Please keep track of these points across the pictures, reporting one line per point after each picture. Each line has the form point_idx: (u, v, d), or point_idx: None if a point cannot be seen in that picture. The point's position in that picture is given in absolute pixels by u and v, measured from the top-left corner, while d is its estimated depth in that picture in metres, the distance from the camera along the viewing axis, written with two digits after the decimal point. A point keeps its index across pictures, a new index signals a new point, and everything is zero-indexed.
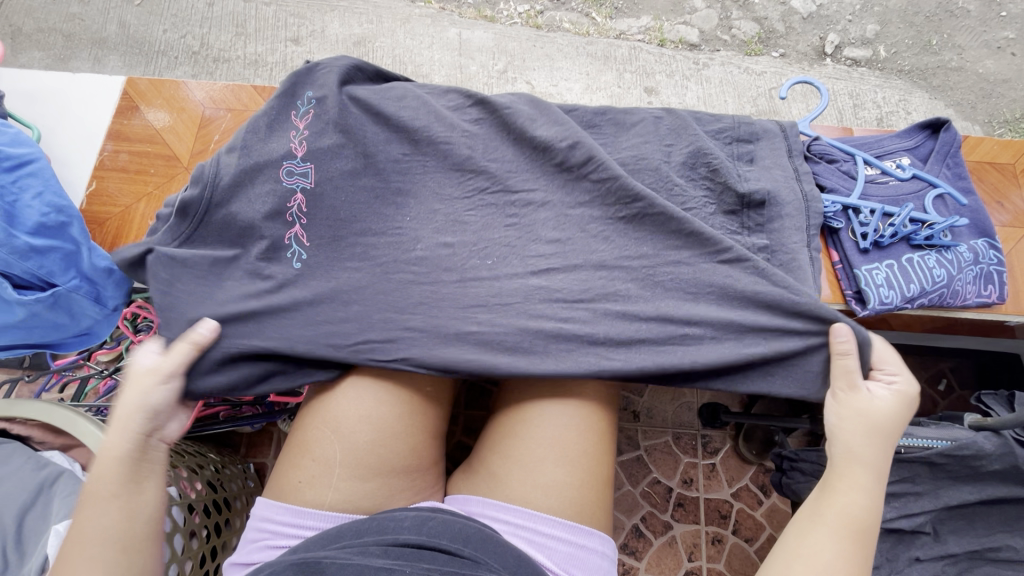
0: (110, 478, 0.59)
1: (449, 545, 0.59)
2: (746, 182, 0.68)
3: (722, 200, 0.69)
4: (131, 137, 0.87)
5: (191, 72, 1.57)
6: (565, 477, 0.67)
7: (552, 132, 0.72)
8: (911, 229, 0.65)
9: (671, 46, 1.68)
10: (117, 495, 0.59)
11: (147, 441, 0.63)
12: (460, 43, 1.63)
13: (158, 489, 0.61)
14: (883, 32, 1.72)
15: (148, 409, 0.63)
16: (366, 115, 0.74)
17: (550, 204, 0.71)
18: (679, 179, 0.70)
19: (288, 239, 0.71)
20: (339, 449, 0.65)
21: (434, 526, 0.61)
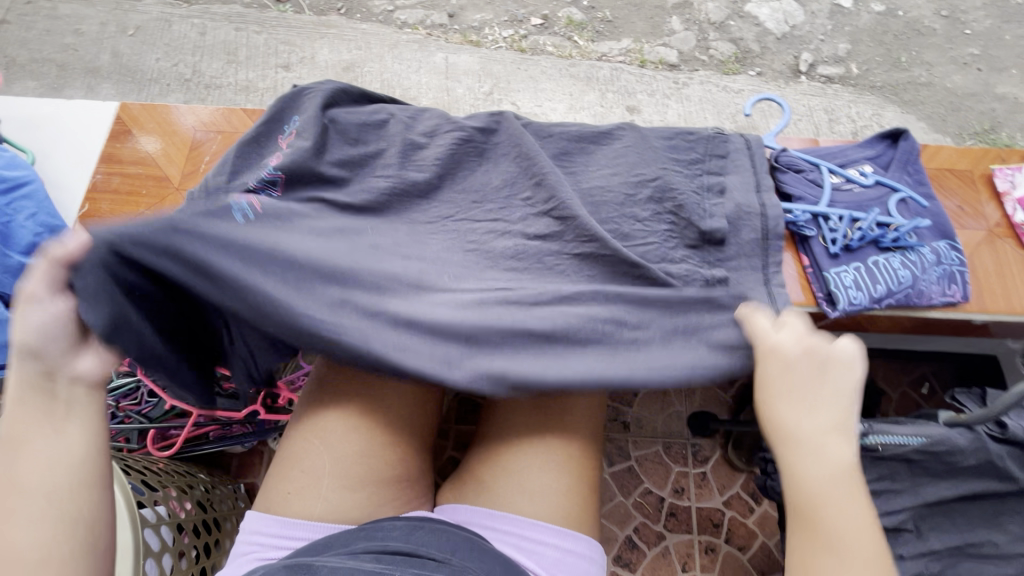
0: (25, 426, 0.52)
1: (437, 554, 0.59)
2: (709, 218, 0.71)
3: (685, 234, 0.71)
4: (124, 159, 0.89)
5: (184, 98, 1.60)
6: (553, 485, 0.69)
7: (517, 166, 0.75)
8: (878, 232, 0.67)
9: (651, 66, 1.74)
10: (30, 437, 0.52)
11: (48, 379, 0.53)
12: (447, 66, 1.68)
13: (84, 429, 0.54)
14: (854, 50, 1.80)
15: (24, 345, 0.53)
16: (349, 134, 0.76)
17: (511, 233, 0.73)
18: (642, 212, 0.72)
19: (239, 200, 0.63)
20: (326, 459, 0.66)
21: (422, 535, 0.62)
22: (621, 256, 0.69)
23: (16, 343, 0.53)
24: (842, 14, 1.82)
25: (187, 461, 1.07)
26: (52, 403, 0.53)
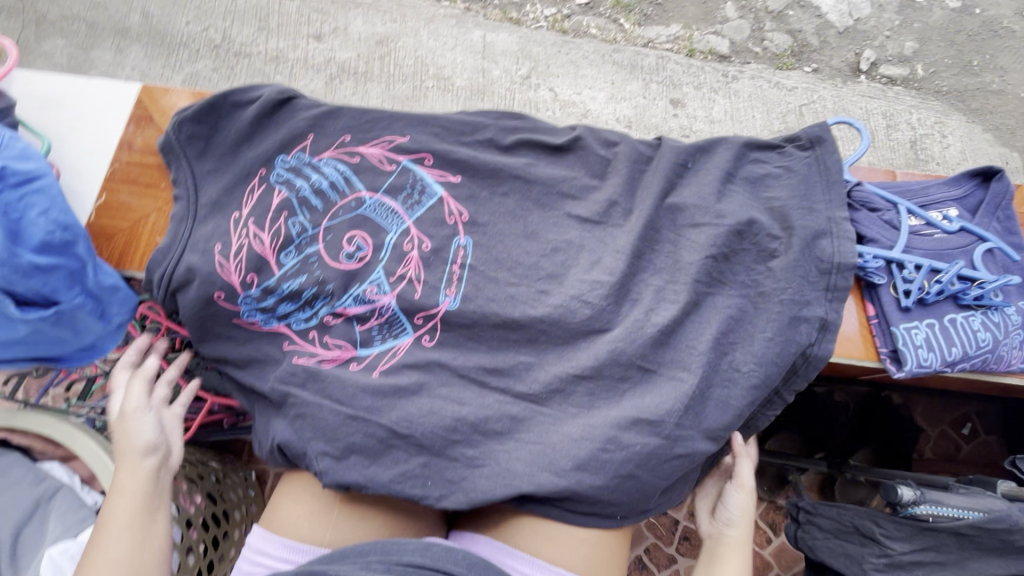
0: (119, 508, 0.60)
1: (450, 568, 0.56)
2: (762, 252, 0.63)
3: (733, 265, 0.64)
4: (145, 148, 0.69)
5: (213, 66, 1.54)
6: (585, 536, 0.62)
7: (555, 174, 0.68)
8: (958, 288, 0.60)
9: (700, 56, 1.63)
10: (130, 523, 0.59)
11: (157, 474, 0.63)
12: (484, 46, 1.60)
13: (164, 523, 0.62)
14: (922, 50, 1.66)
15: (141, 445, 0.62)
16: (367, 132, 0.69)
17: (539, 189, 0.67)
18: (685, 237, 0.65)
19: (377, 157, 0.68)
20: (328, 529, 0.62)
21: (438, 550, 0.58)
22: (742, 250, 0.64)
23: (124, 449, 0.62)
24: (912, 8, 1.67)
25: (200, 446, 1.07)
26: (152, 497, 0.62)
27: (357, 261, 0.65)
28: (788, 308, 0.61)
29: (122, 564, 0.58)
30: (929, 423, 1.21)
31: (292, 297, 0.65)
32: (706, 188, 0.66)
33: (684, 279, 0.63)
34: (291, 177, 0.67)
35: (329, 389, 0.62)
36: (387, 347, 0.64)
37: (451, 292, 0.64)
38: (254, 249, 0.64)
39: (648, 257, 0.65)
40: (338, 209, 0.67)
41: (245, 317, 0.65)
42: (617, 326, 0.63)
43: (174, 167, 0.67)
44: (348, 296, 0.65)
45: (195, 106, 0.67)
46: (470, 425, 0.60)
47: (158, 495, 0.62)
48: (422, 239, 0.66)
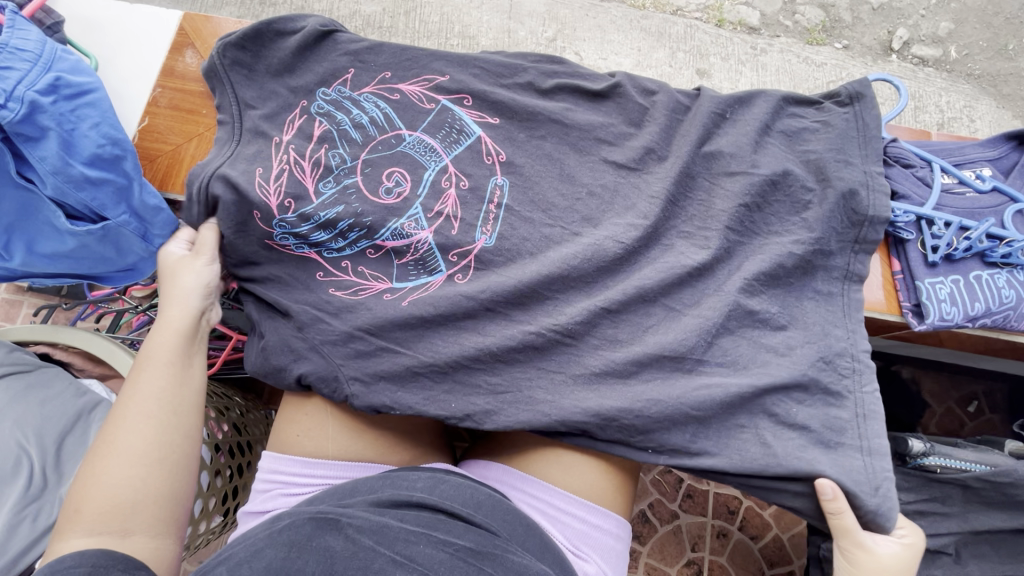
0: (161, 346, 0.60)
1: (461, 509, 0.57)
2: (791, 203, 0.64)
3: (762, 215, 0.65)
4: (186, 74, 0.71)
5: (237, 13, 1.52)
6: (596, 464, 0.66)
7: (590, 120, 0.69)
8: (986, 246, 0.61)
9: (729, 27, 1.60)
10: (170, 362, 0.59)
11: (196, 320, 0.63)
12: (511, 6, 1.57)
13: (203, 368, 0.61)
14: (957, 31, 1.62)
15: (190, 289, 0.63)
16: (407, 69, 0.70)
17: (574, 133, 0.68)
18: (715, 186, 0.66)
19: (416, 95, 0.69)
20: (330, 445, 0.65)
21: (446, 489, 0.60)
22: (772, 201, 0.65)
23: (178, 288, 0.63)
24: None
25: (223, 383, 1.10)
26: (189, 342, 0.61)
27: (396, 197, 0.67)
28: (814, 257, 0.62)
29: (159, 393, 0.57)
30: (936, 399, 1.22)
31: (328, 226, 0.65)
32: (741, 138, 0.66)
33: (714, 225, 0.64)
34: (331, 109, 0.68)
35: (363, 319, 0.64)
36: (420, 282, 0.65)
37: (487, 230, 0.66)
38: (295, 176, 0.66)
39: (679, 202, 0.66)
40: (377, 143, 0.68)
41: (278, 241, 0.66)
42: (643, 269, 0.65)
43: (219, 91, 0.68)
44: (386, 229, 0.66)
45: (240, 32, 0.68)
46: (498, 355, 0.62)
47: (199, 339, 0.63)
48: (460, 177, 0.67)
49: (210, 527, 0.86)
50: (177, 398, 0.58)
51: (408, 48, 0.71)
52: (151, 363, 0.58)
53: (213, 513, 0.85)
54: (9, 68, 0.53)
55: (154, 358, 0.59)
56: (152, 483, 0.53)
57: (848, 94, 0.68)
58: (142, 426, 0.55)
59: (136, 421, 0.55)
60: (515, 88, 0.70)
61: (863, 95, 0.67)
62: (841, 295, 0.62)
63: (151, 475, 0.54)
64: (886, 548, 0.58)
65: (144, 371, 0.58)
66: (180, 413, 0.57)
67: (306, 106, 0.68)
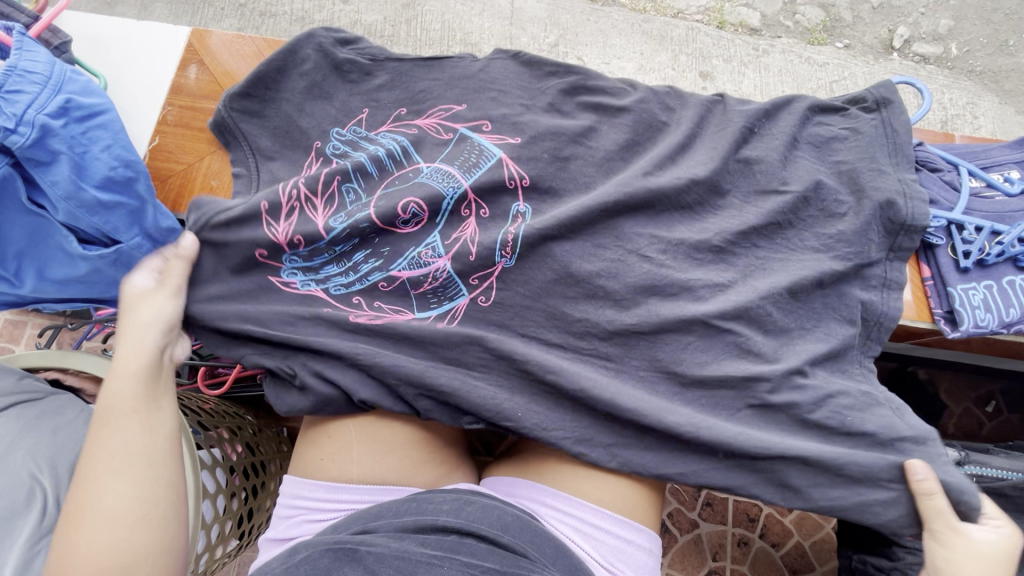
0: (121, 394, 0.53)
1: (488, 531, 0.55)
2: (818, 211, 0.63)
3: (789, 224, 0.63)
4: (198, 93, 0.69)
5: (237, 25, 1.51)
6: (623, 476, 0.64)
7: (611, 131, 0.68)
8: (1019, 250, 0.60)
9: (731, 29, 1.59)
10: (135, 408, 0.53)
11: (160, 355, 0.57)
12: (511, 12, 1.56)
13: (173, 407, 0.56)
14: (958, 28, 1.61)
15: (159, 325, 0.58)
16: (425, 85, 0.69)
17: (594, 145, 0.67)
18: (740, 196, 0.65)
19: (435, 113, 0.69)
20: (354, 469, 0.63)
21: (473, 511, 0.58)
22: (799, 209, 0.63)
23: (145, 325, 0.57)
24: None
25: (235, 401, 1.08)
26: (154, 383, 0.56)
27: (414, 225, 0.65)
28: (844, 266, 0.61)
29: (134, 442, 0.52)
30: (953, 400, 1.21)
31: (336, 261, 0.65)
32: (769, 149, 0.65)
33: (741, 235, 0.63)
34: (347, 150, 0.67)
35: (383, 343, 0.62)
36: (444, 309, 0.64)
37: (509, 252, 0.63)
38: (307, 214, 0.65)
39: (706, 213, 0.64)
40: (395, 179, 0.66)
41: (285, 277, 0.65)
42: (677, 279, 0.62)
43: (233, 124, 0.66)
44: (402, 259, 0.65)
45: (259, 68, 0.68)
46: (525, 374, 0.61)
47: (166, 375, 0.57)
48: (481, 205, 0.65)
49: (226, 552, 0.84)
50: (150, 445, 0.52)
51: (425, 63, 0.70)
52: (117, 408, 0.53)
53: (230, 537, 0.83)
54: (19, 90, 0.52)
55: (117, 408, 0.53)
56: (139, 540, 0.49)
57: (873, 101, 0.67)
58: (114, 486, 0.50)
59: (109, 479, 0.50)
60: (532, 100, 0.69)
61: (894, 104, 0.66)
62: (873, 304, 0.61)
63: (136, 534, 0.49)
64: (984, 536, 0.53)
65: (106, 425, 0.52)
66: (157, 464, 0.52)
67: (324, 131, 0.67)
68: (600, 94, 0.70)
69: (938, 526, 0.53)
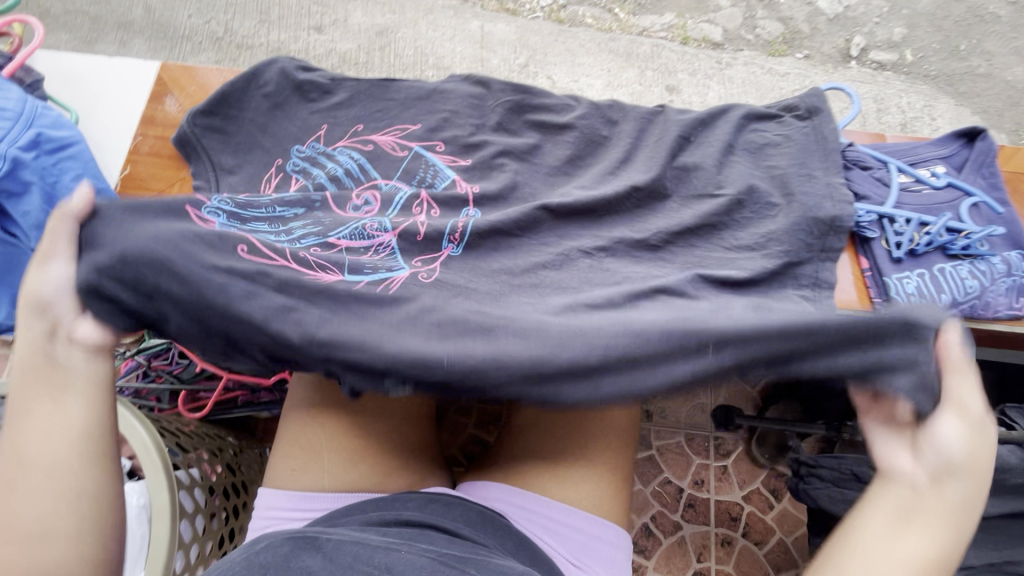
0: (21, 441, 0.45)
1: (450, 525, 0.58)
2: (760, 210, 0.67)
3: (733, 224, 0.67)
4: (166, 122, 0.72)
5: (215, 58, 1.55)
6: (586, 471, 0.67)
7: (562, 146, 0.72)
8: (947, 239, 0.64)
9: (694, 44, 1.66)
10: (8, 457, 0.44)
11: (50, 343, 0.47)
12: (482, 35, 1.62)
13: (81, 405, 0.47)
14: (910, 36, 1.69)
15: (37, 297, 0.48)
16: (383, 109, 0.74)
17: (546, 158, 0.71)
18: (686, 198, 0.69)
19: (394, 133, 0.72)
20: (325, 479, 0.65)
21: (437, 507, 0.61)
22: (742, 210, 0.67)
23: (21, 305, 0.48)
24: None
25: (216, 424, 1.09)
26: (51, 371, 0.47)
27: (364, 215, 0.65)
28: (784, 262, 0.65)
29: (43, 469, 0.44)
30: None
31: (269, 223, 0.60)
32: (708, 156, 0.70)
33: (689, 235, 0.66)
34: (306, 164, 0.69)
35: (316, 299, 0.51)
36: (381, 275, 0.57)
37: (455, 239, 0.62)
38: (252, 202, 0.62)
39: (653, 217, 0.68)
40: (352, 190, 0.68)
41: (203, 214, 0.56)
42: None
43: (194, 142, 0.70)
44: (343, 228, 0.61)
45: (222, 89, 0.71)
46: None
47: (59, 368, 0.47)
48: (432, 205, 0.66)
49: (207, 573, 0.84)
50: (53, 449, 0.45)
51: (383, 89, 0.74)
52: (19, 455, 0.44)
53: (211, 557, 0.83)
54: None
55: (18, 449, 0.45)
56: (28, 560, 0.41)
57: (805, 109, 0.72)
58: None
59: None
60: (487, 119, 0.73)
61: (823, 112, 0.70)
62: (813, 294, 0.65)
63: None
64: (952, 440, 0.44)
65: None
66: (66, 476, 0.44)
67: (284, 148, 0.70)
68: (550, 112, 0.74)
69: (914, 514, 0.44)
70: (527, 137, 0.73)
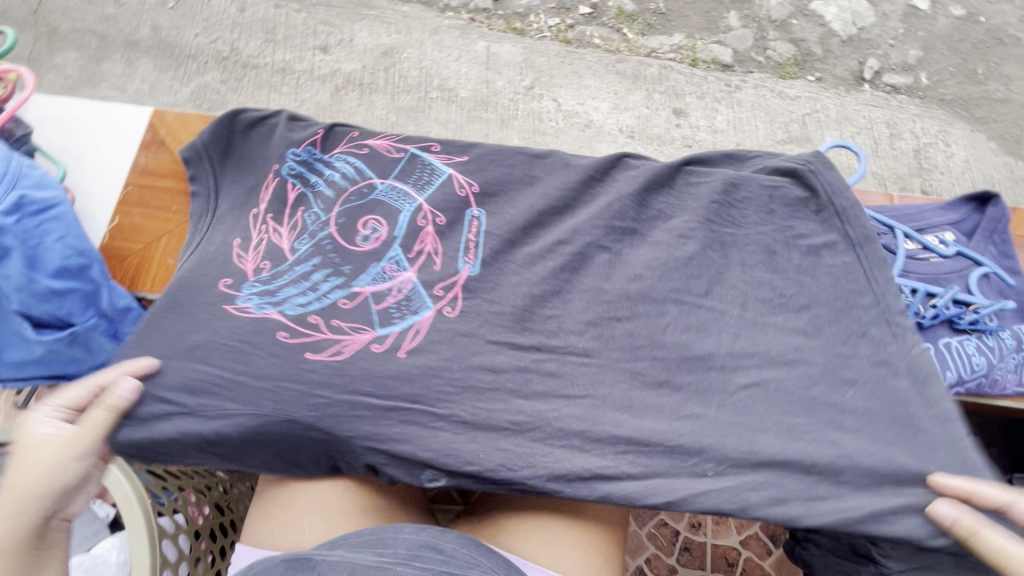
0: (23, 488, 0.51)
1: (442, 547, 0.58)
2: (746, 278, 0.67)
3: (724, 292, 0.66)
4: (156, 173, 0.72)
5: (221, 78, 1.45)
6: (571, 537, 0.64)
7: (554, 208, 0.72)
8: (954, 313, 0.62)
9: (703, 66, 1.48)
10: None
11: None
12: (488, 57, 1.48)
13: None
14: (926, 58, 1.50)
15: None
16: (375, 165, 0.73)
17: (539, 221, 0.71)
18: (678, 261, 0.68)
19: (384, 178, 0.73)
20: (306, 537, 0.64)
21: (430, 532, 0.60)
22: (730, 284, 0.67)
23: None
24: (915, 16, 1.53)
25: None
26: None
27: (374, 242, 0.69)
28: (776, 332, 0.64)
29: (50, 465, 0.53)
30: None
31: (297, 282, 0.66)
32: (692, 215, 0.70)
33: None
34: (304, 171, 0.72)
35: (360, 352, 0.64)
36: (408, 324, 0.65)
37: (470, 259, 0.69)
38: (272, 242, 0.68)
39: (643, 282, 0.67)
40: (350, 195, 0.71)
41: (241, 303, 0.65)
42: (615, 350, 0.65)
43: (194, 163, 0.72)
44: (366, 274, 0.67)
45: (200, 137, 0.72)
46: None
47: None
48: (436, 214, 0.70)
49: None
50: None
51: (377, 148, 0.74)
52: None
53: None
54: None
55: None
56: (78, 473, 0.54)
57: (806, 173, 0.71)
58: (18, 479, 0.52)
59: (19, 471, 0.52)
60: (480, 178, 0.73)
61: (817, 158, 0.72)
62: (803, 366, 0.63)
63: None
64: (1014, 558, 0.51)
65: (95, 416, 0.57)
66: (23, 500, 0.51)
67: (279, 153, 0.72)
68: (544, 172, 0.74)
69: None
70: (518, 195, 0.73)
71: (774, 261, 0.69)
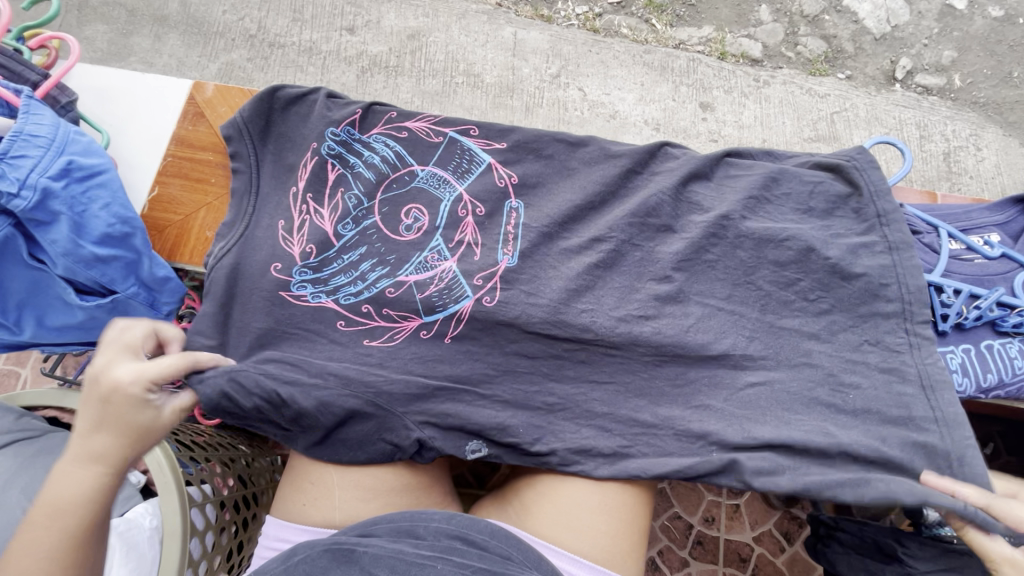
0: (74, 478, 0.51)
1: (476, 537, 0.59)
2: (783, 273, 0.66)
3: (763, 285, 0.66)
4: (195, 145, 0.72)
5: (248, 56, 1.45)
6: (601, 525, 0.64)
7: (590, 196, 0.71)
8: (997, 315, 0.62)
9: (732, 60, 1.46)
10: None
11: None
12: (515, 43, 1.46)
13: None
14: (960, 59, 1.46)
15: None
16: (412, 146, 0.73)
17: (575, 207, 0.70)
18: (715, 253, 0.68)
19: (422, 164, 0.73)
20: (337, 513, 0.65)
21: (463, 519, 0.61)
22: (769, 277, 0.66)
23: None
24: (952, 16, 1.47)
25: (230, 430, 1.10)
26: None
27: (416, 232, 0.70)
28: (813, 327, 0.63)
29: (80, 471, 0.52)
30: None
31: (344, 271, 0.68)
32: (728, 208, 0.69)
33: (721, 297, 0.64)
34: (343, 151, 0.72)
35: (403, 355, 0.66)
36: (450, 312, 0.67)
37: (509, 250, 0.69)
38: (315, 224, 0.69)
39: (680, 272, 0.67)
40: (392, 181, 0.72)
41: (295, 290, 0.67)
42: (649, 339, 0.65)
43: (235, 139, 0.71)
44: (410, 263, 0.69)
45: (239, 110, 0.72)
46: (502, 430, 0.64)
47: None
48: (476, 205, 0.71)
49: None
50: None
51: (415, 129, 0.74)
52: (131, 402, 0.52)
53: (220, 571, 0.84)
54: (24, 153, 0.55)
55: (114, 414, 0.52)
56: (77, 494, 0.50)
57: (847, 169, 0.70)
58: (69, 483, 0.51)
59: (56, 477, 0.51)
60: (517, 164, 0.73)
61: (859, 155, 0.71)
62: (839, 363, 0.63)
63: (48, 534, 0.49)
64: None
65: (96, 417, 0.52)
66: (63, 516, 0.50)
67: (318, 132, 0.72)
68: (580, 159, 0.73)
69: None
70: (554, 182, 0.73)
71: (810, 260, 0.67)
